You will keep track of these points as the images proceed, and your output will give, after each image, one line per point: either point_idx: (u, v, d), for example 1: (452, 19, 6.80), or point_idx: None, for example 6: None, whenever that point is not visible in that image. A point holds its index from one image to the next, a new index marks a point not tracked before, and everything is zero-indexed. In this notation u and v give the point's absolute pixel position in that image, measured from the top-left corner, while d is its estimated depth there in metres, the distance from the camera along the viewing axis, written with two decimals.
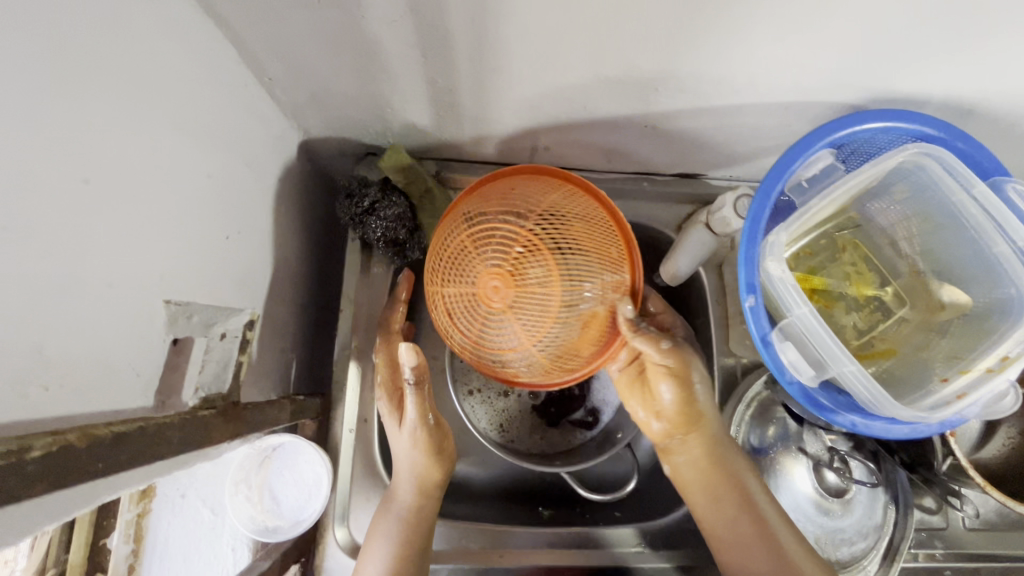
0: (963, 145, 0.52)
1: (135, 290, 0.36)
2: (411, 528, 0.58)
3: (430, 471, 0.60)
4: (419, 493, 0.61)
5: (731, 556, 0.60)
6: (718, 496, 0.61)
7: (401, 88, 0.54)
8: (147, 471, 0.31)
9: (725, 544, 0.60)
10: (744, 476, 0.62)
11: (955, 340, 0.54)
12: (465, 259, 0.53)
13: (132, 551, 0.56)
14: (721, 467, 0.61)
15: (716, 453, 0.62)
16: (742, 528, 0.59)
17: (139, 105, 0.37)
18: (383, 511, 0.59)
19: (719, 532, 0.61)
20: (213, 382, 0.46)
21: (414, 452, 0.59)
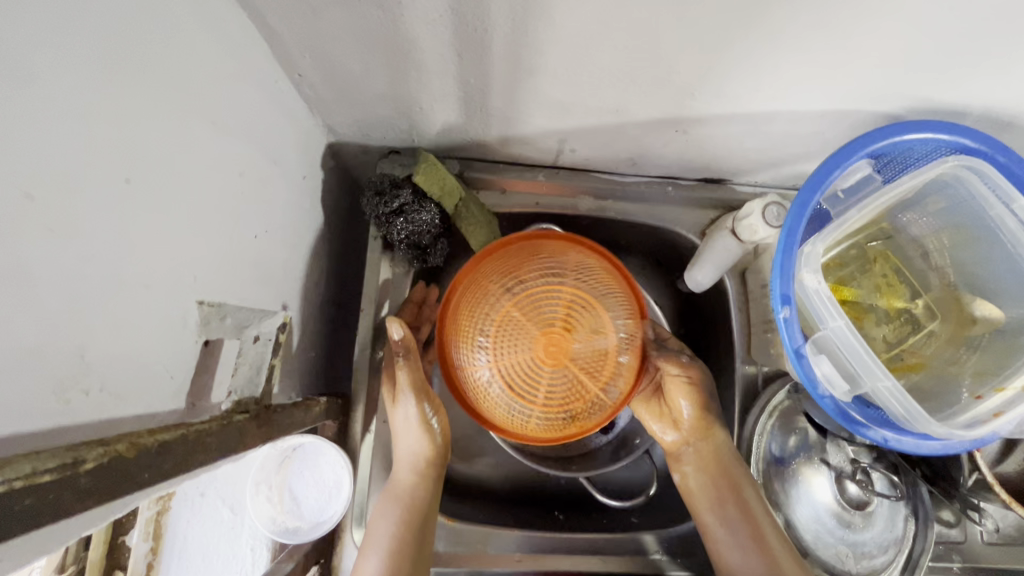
0: (1004, 159, 0.51)
1: (171, 291, 0.36)
2: (411, 521, 0.58)
3: (428, 455, 0.61)
4: (420, 481, 0.60)
5: (725, 556, 0.60)
6: (716, 497, 0.61)
7: (431, 87, 0.54)
8: (186, 478, 0.30)
9: (721, 546, 0.60)
10: (744, 479, 0.61)
11: (988, 355, 0.54)
12: (516, 326, 0.55)
13: (151, 548, 0.53)
14: (722, 470, 0.62)
15: (716, 454, 0.62)
16: (738, 531, 0.59)
17: (176, 104, 0.36)
18: (385, 501, 0.59)
19: (715, 533, 0.61)
20: (246, 386, 0.46)
21: (413, 434, 0.60)
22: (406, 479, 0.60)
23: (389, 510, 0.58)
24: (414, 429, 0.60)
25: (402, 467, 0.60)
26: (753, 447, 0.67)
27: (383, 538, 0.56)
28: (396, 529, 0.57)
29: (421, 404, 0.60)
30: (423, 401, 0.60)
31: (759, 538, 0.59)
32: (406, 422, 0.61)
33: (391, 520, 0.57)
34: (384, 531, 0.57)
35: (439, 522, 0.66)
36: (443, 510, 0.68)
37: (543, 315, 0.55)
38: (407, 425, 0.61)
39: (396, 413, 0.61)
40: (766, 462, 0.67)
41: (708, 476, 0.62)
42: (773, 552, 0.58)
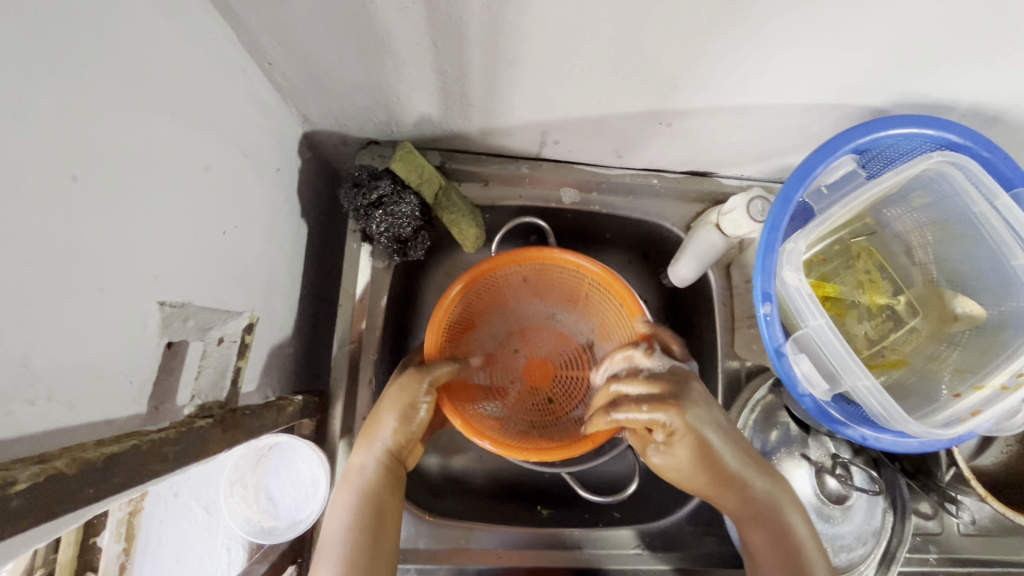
0: (989, 154, 0.50)
1: (127, 293, 0.34)
2: (363, 507, 0.55)
3: (399, 440, 0.60)
4: (382, 464, 0.58)
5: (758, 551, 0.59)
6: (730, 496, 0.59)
7: (408, 77, 0.52)
8: (141, 487, 0.29)
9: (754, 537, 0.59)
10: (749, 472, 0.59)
11: (968, 352, 0.54)
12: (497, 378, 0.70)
13: (123, 550, 0.53)
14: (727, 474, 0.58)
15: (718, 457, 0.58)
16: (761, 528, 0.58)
17: (130, 95, 0.34)
18: (343, 483, 0.58)
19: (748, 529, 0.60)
20: (210, 390, 0.44)
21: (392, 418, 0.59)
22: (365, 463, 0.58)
23: (346, 490, 0.57)
24: (396, 412, 0.60)
25: (367, 447, 0.59)
26: None
27: (336, 522, 0.55)
28: (347, 513, 0.55)
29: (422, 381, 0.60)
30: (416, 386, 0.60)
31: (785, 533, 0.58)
32: (388, 405, 0.60)
33: (346, 508, 0.55)
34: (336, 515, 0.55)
35: (420, 519, 0.65)
36: (423, 507, 0.67)
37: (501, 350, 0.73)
38: (384, 410, 0.60)
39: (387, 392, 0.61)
40: None
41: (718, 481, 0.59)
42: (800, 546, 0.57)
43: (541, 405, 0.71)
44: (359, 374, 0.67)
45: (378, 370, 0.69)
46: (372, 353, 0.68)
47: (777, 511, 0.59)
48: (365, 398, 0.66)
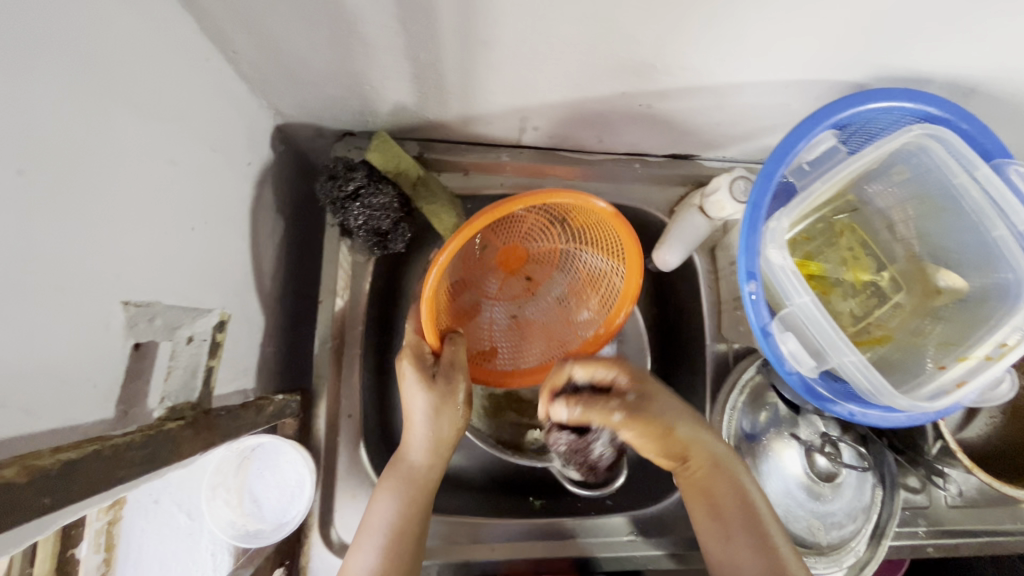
0: (967, 126, 0.50)
1: (85, 294, 0.33)
2: (413, 507, 0.56)
3: (449, 439, 0.60)
4: (433, 461, 0.59)
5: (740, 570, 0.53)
6: (733, 510, 0.55)
7: (380, 63, 0.50)
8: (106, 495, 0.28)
9: (738, 554, 0.54)
10: (755, 492, 0.56)
11: (951, 325, 0.54)
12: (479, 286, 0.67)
13: (104, 560, 0.50)
14: (733, 480, 0.56)
15: (723, 454, 0.58)
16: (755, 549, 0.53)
17: (82, 86, 0.32)
18: (392, 477, 0.58)
19: (731, 540, 0.54)
20: (180, 391, 0.43)
21: (438, 422, 0.58)
22: (420, 461, 0.58)
23: (399, 487, 0.57)
24: (441, 415, 0.58)
25: (415, 447, 0.59)
26: (725, 423, 0.66)
27: (387, 517, 0.55)
28: (400, 511, 0.56)
29: (458, 383, 0.58)
30: (456, 392, 0.59)
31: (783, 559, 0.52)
32: (430, 411, 0.57)
33: (394, 504, 0.56)
34: (387, 511, 0.55)
35: None
36: None
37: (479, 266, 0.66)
38: (428, 414, 0.58)
39: (421, 397, 0.57)
40: (738, 439, 0.66)
41: (726, 484, 0.56)
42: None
43: (518, 284, 0.69)
44: (342, 371, 0.65)
45: (363, 366, 0.67)
46: (355, 350, 0.67)
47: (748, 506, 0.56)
48: (350, 394, 0.65)
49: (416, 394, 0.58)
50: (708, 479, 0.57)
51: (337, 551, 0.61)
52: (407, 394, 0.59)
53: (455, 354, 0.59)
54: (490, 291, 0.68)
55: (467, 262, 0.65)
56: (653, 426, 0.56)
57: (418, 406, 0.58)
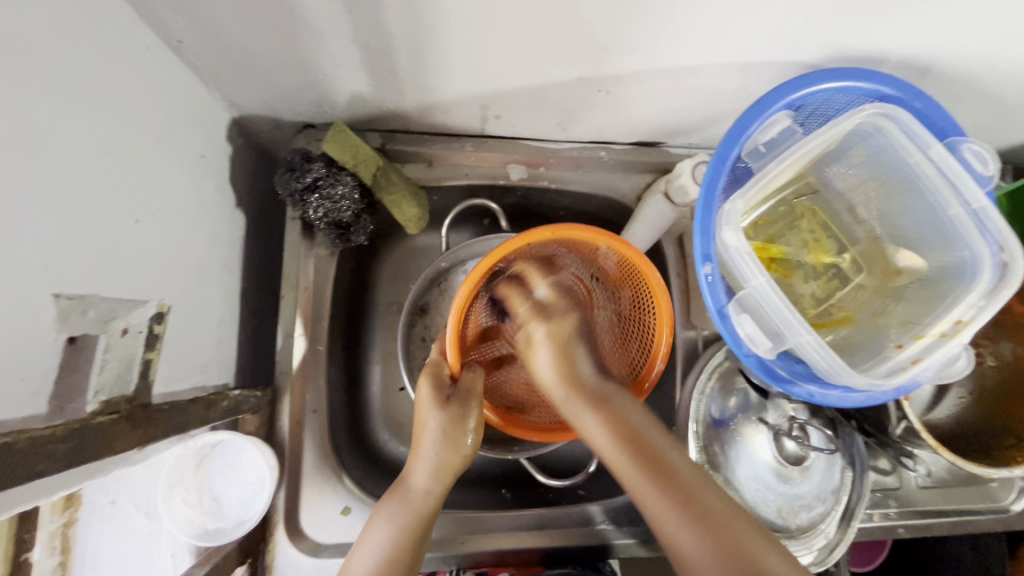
0: (920, 105, 0.50)
1: (10, 285, 0.32)
2: (410, 534, 0.55)
3: (454, 466, 0.58)
4: (435, 488, 0.58)
5: (679, 548, 0.49)
6: (647, 475, 0.51)
7: (330, 50, 0.49)
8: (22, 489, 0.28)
9: (685, 548, 0.48)
10: (668, 451, 0.52)
11: (910, 304, 0.54)
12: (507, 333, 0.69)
13: (59, 563, 0.52)
14: (641, 443, 0.52)
15: (620, 413, 0.54)
16: (682, 513, 0.49)
17: (1, 72, 0.31)
18: (390, 499, 0.57)
19: (654, 512, 0.50)
20: (115, 383, 0.41)
21: (446, 446, 0.58)
22: (422, 484, 0.57)
23: (396, 512, 0.56)
24: (449, 440, 0.58)
25: (421, 471, 0.58)
26: (693, 408, 0.66)
27: (381, 541, 0.54)
28: (394, 537, 0.54)
29: (473, 407, 0.58)
30: (468, 417, 0.58)
31: (711, 517, 0.49)
32: (441, 433, 0.57)
33: (387, 528, 0.55)
34: (382, 535, 0.54)
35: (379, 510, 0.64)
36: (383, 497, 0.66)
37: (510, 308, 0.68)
38: (440, 436, 0.58)
39: (434, 418, 0.57)
40: (706, 425, 0.66)
41: (631, 447, 0.52)
42: (734, 533, 0.48)
43: None
44: (306, 367, 0.65)
45: (330, 361, 0.67)
46: (321, 345, 0.66)
47: (670, 465, 0.51)
48: (316, 390, 0.65)
49: (429, 416, 0.58)
50: (609, 447, 0.53)
51: (304, 548, 0.60)
52: (420, 416, 0.59)
53: (472, 381, 0.60)
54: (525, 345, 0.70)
55: (504, 310, 0.68)
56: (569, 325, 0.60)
57: (429, 427, 0.58)
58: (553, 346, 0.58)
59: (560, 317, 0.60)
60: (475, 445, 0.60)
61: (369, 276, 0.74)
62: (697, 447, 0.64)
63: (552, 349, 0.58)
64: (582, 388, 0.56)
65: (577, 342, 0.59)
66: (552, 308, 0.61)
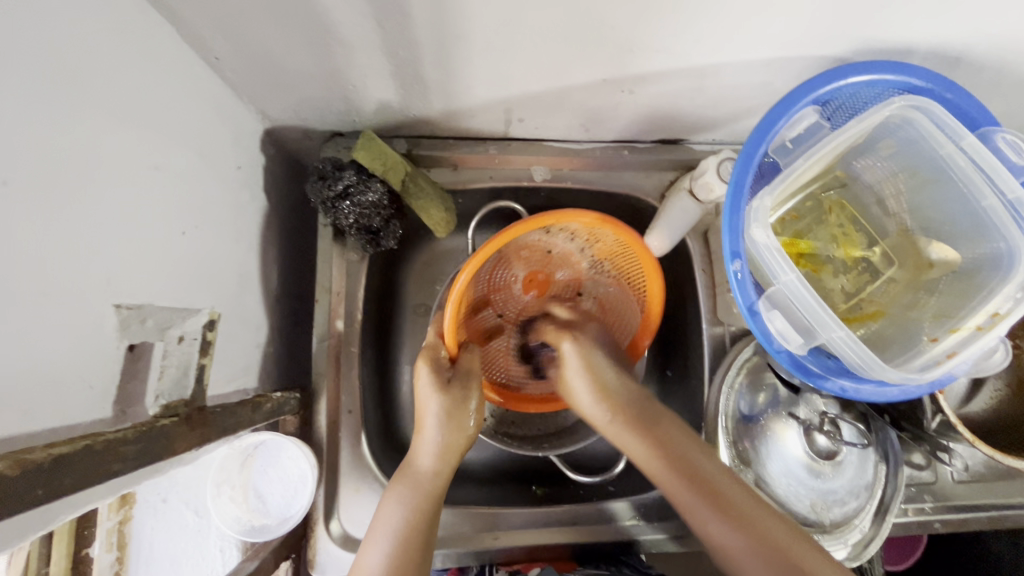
0: (952, 96, 0.50)
1: (74, 296, 0.34)
2: (423, 513, 0.56)
3: (458, 446, 0.61)
4: (441, 469, 0.59)
5: (724, 547, 0.51)
6: (687, 485, 0.53)
7: (359, 61, 0.51)
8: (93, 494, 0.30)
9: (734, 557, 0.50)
10: (711, 465, 0.54)
11: (944, 297, 0.54)
12: (496, 305, 0.70)
13: (116, 559, 0.54)
14: (685, 459, 0.54)
15: (663, 432, 0.56)
16: (724, 518, 0.51)
17: (59, 97, 0.33)
18: (399, 483, 0.58)
19: (708, 530, 0.51)
20: (173, 389, 0.43)
21: (448, 426, 0.60)
22: (428, 467, 0.59)
23: (406, 494, 0.57)
24: (450, 420, 0.60)
25: (425, 453, 0.59)
26: (722, 405, 0.66)
27: (395, 523, 0.55)
28: (409, 517, 0.55)
29: (471, 391, 0.61)
30: (468, 399, 0.61)
31: (748, 515, 0.51)
32: (442, 414, 0.59)
33: (403, 507, 0.56)
34: (395, 516, 0.55)
35: None
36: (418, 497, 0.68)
37: (500, 281, 0.68)
38: (441, 418, 0.60)
39: (435, 401, 0.59)
40: (736, 421, 0.66)
41: (674, 463, 0.54)
42: (773, 533, 0.50)
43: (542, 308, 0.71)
44: (339, 369, 0.67)
45: (362, 362, 0.69)
46: (353, 348, 0.67)
47: (717, 485, 0.52)
48: (350, 390, 0.66)
49: (430, 400, 0.60)
50: (649, 462, 0.55)
51: (341, 544, 0.63)
52: (422, 398, 0.61)
53: (468, 361, 0.63)
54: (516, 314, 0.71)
55: (494, 285, 0.68)
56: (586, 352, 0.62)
57: (430, 410, 0.60)
58: (581, 366, 0.62)
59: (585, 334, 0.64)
60: (476, 426, 0.62)
61: (397, 280, 0.75)
62: (727, 442, 0.65)
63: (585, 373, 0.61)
64: (616, 404, 0.59)
65: (599, 349, 0.63)
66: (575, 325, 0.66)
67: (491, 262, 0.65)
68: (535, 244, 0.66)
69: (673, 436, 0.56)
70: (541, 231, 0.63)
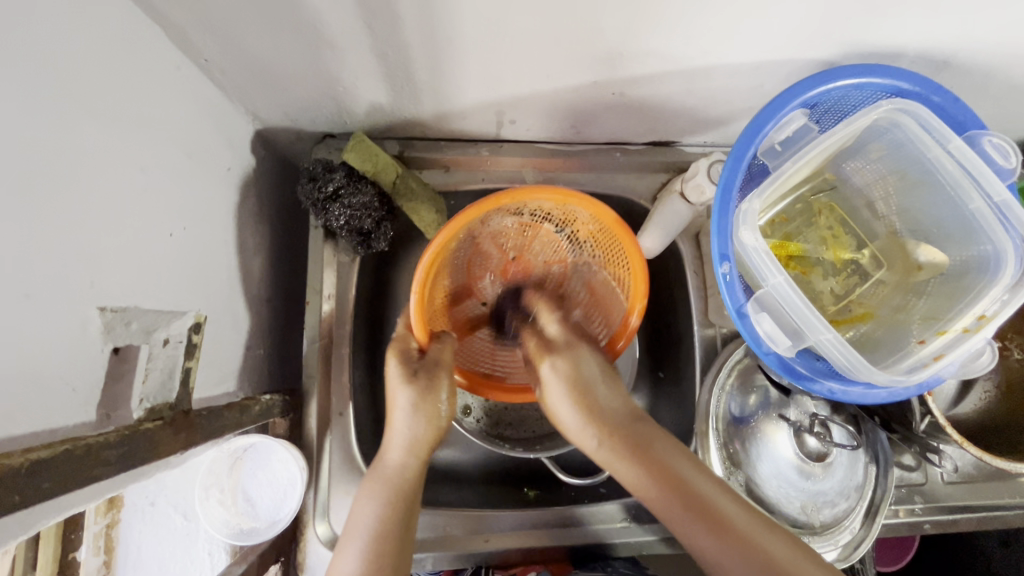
0: (939, 99, 0.50)
1: (58, 298, 0.34)
2: (395, 509, 0.55)
3: (429, 438, 0.60)
4: (412, 462, 0.59)
5: (703, 551, 0.51)
6: (668, 494, 0.53)
7: (349, 63, 0.51)
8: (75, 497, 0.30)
9: (720, 565, 0.50)
10: (703, 482, 0.53)
11: (932, 300, 0.54)
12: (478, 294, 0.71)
13: (104, 562, 0.55)
14: (667, 471, 0.53)
15: (649, 444, 0.55)
16: (702, 522, 0.51)
17: (42, 98, 0.33)
18: (372, 480, 0.57)
19: (692, 539, 0.51)
20: (159, 392, 0.43)
21: (418, 417, 0.59)
22: (397, 462, 0.58)
23: (377, 489, 0.56)
24: (420, 412, 0.59)
25: (394, 447, 0.59)
26: (714, 406, 0.66)
27: (368, 520, 0.54)
28: (380, 514, 0.55)
29: (439, 380, 0.60)
30: (436, 389, 0.60)
31: (724, 518, 0.51)
32: (411, 406, 0.59)
33: (375, 505, 0.55)
34: (369, 514, 0.55)
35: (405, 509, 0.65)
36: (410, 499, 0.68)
37: (483, 267, 0.70)
38: (410, 410, 0.59)
39: (402, 393, 0.59)
40: (726, 422, 0.66)
41: (655, 471, 0.54)
42: (752, 534, 0.50)
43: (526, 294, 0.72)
44: (329, 371, 0.66)
45: (353, 365, 0.68)
46: (344, 349, 0.67)
47: (699, 489, 0.52)
48: (341, 393, 0.66)
49: (398, 391, 0.60)
50: (637, 477, 0.54)
51: (331, 547, 0.62)
52: (391, 392, 0.61)
53: (440, 352, 0.61)
54: (502, 302, 0.72)
55: (475, 272, 0.70)
56: (571, 368, 0.61)
57: (399, 403, 0.60)
58: (565, 380, 0.60)
59: (570, 352, 0.62)
60: (449, 415, 0.61)
61: (389, 281, 0.75)
62: (717, 444, 0.65)
63: (568, 388, 0.59)
64: (600, 418, 0.58)
65: (580, 364, 0.61)
66: (558, 344, 0.64)
67: (466, 250, 0.65)
68: (511, 228, 0.65)
69: (661, 448, 0.55)
70: (511, 215, 0.62)
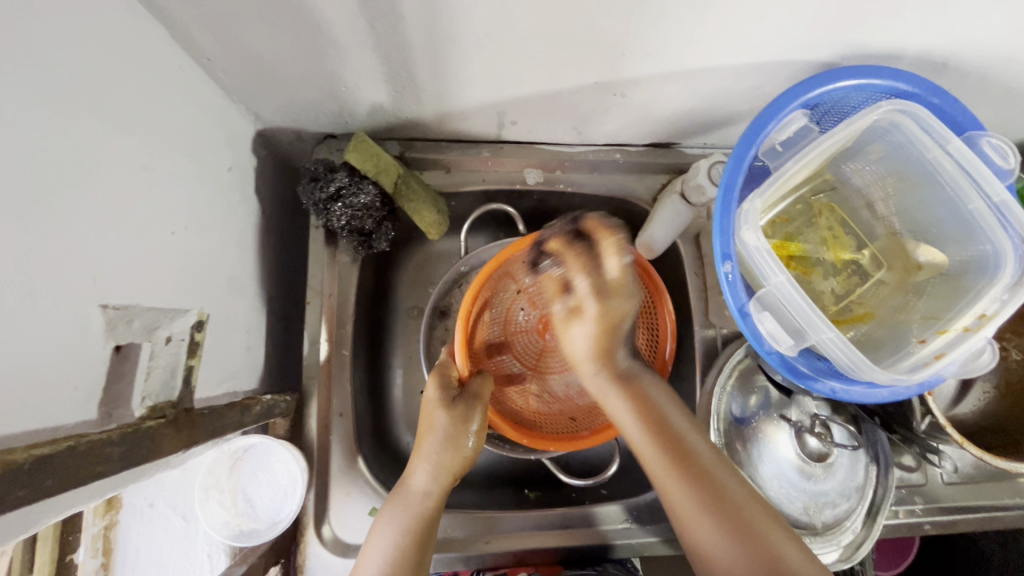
0: (938, 101, 0.50)
1: (61, 294, 0.34)
2: (413, 534, 0.54)
3: (453, 467, 0.59)
4: (433, 490, 0.58)
5: (709, 552, 0.48)
6: (679, 477, 0.50)
7: (352, 63, 0.51)
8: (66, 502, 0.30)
9: (706, 541, 0.48)
10: (698, 450, 0.52)
11: (932, 299, 0.54)
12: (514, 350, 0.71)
13: (101, 564, 0.55)
14: (672, 441, 0.52)
15: (646, 398, 0.54)
16: (717, 519, 0.48)
17: (49, 95, 0.33)
18: (393, 503, 0.57)
19: (682, 507, 0.50)
20: (161, 391, 0.43)
21: (447, 444, 0.59)
22: (420, 487, 0.57)
23: (397, 514, 0.55)
24: (452, 438, 0.59)
25: (420, 474, 0.58)
26: (716, 407, 0.66)
27: (386, 542, 0.53)
28: (397, 539, 0.53)
29: (475, 411, 0.60)
30: (469, 421, 0.60)
31: (736, 509, 0.48)
32: (445, 432, 0.59)
33: (397, 527, 0.54)
34: (388, 535, 0.54)
35: None
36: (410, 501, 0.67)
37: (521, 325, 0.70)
38: (442, 434, 0.59)
39: (440, 415, 0.59)
40: (727, 424, 0.66)
41: (653, 433, 0.52)
42: (761, 531, 0.47)
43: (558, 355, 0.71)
44: (329, 373, 0.66)
45: (354, 366, 0.68)
46: (345, 350, 0.67)
47: (695, 455, 0.51)
48: (341, 395, 0.66)
49: (435, 414, 0.60)
50: (638, 434, 0.53)
51: (332, 549, 0.62)
52: (427, 415, 0.61)
53: (479, 386, 0.62)
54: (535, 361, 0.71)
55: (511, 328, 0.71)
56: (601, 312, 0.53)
57: (433, 425, 0.59)
58: (597, 325, 0.53)
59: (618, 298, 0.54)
60: (476, 449, 0.61)
61: (390, 283, 0.75)
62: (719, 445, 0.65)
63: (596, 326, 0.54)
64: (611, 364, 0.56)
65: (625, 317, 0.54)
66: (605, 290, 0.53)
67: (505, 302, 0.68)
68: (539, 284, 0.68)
69: (657, 399, 0.55)
70: None
